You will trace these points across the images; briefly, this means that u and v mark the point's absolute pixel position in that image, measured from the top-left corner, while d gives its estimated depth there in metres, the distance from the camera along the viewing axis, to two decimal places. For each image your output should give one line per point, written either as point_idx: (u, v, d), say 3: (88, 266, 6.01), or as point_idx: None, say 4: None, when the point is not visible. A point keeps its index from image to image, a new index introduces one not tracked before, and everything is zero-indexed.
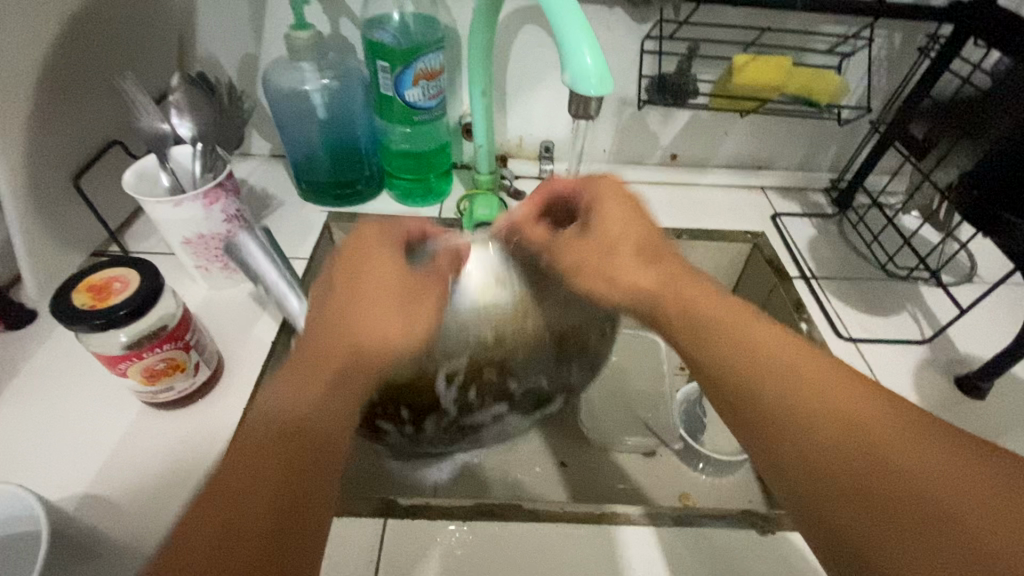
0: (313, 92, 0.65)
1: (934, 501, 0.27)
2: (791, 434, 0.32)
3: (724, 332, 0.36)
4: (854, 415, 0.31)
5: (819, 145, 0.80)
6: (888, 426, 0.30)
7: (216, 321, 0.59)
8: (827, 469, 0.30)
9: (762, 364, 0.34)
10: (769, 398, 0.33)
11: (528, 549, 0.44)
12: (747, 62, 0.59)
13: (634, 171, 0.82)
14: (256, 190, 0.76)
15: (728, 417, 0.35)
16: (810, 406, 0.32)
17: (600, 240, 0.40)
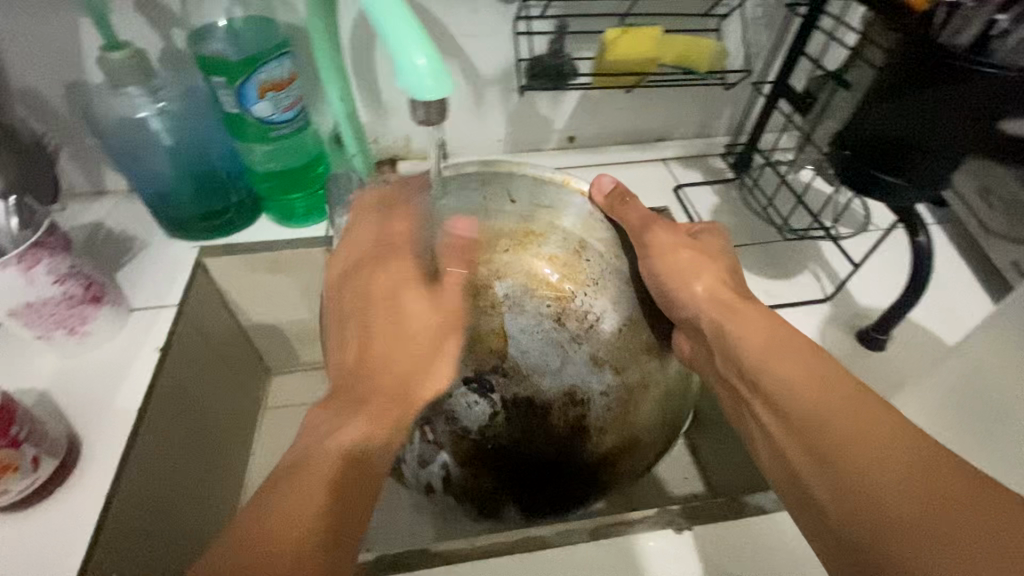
0: (151, 119, 0.57)
1: (876, 482, 0.32)
2: (837, 459, 0.35)
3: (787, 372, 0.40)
4: (850, 408, 0.36)
5: (712, 110, 0.79)
6: (911, 456, 0.32)
7: (71, 395, 0.52)
8: (861, 489, 0.33)
9: (815, 403, 0.37)
10: (820, 427, 0.36)
11: None
12: (618, 36, 0.56)
13: (534, 159, 0.78)
14: (114, 233, 0.67)
15: (758, 405, 0.41)
16: (808, 395, 0.38)
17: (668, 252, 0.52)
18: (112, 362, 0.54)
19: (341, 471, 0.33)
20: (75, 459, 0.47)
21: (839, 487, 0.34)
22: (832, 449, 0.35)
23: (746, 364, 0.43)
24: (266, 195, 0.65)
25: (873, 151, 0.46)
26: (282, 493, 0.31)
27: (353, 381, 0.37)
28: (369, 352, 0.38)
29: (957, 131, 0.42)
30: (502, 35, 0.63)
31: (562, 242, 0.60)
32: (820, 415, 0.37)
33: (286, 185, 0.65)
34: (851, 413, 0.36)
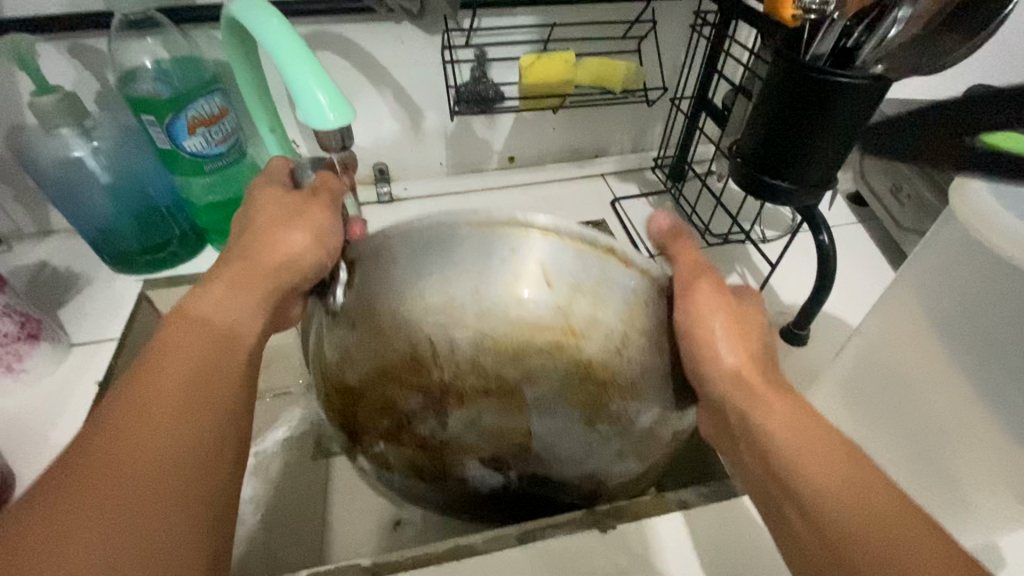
0: (87, 158, 0.59)
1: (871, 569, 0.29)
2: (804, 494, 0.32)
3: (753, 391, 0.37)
4: (847, 474, 0.32)
5: (644, 125, 0.82)
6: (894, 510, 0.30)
7: (8, 432, 0.52)
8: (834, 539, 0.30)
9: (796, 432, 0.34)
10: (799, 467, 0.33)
11: None
12: (531, 62, 0.59)
13: (475, 179, 0.81)
14: (59, 271, 0.68)
15: (755, 465, 0.36)
16: (814, 463, 0.33)
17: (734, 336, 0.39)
18: (51, 398, 0.55)
19: (164, 431, 0.31)
20: (8, 495, 0.47)
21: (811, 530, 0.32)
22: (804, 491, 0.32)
23: (748, 417, 0.37)
24: (208, 226, 0.67)
25: (765, 159, 0.48)
26: (96, 453, 0.29)
27: (183, 345, 0.35)
28: (192, 342, 0.35)
29: (834, 135, 0.45)
30: (429, 64, 0.66)
31: (604, 346, 0.44)
32: (816, 482, 0.32)
33: (227, 215, 0.67)
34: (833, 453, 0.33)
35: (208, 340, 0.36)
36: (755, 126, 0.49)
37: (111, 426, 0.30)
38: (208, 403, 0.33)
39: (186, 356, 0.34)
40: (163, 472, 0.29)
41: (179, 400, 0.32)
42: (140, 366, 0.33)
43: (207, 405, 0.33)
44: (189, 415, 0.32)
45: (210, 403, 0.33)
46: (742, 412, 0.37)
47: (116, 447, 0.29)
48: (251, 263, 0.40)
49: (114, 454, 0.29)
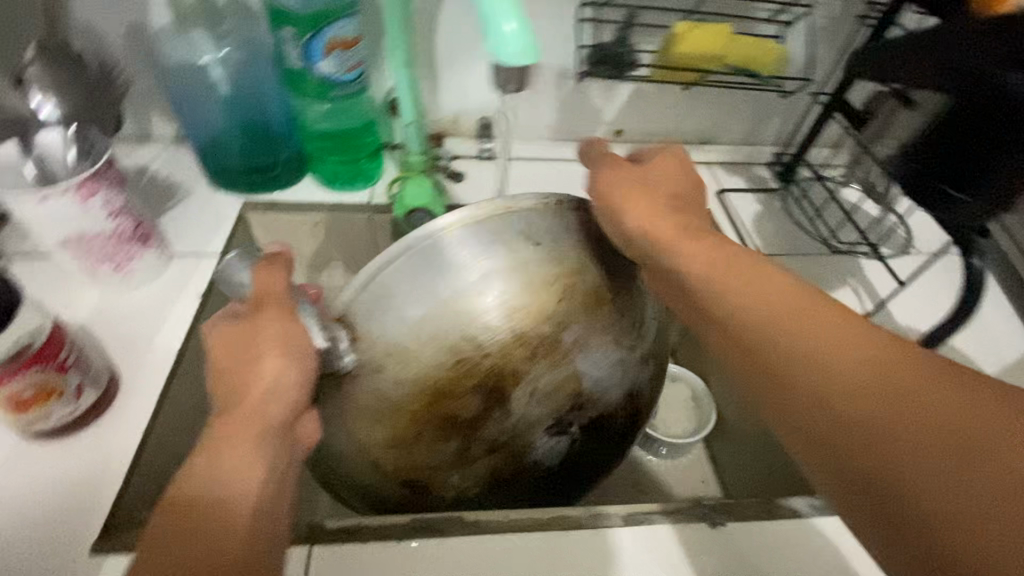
0: (212, 66, 0.57)
1: (969, 501, 0.26)
2: (856, 414, 0.30)
3: (798, 318, 0.34)
4: (873, 391, 0.30)
5: (762, 117, 0.78)
6: (978, 421, 0.28)
7: (110, 330, 0.52)
8: (884, 452, 0.29)
9: (814, 349, 0.33)
10: (802, 366, 0.33)
11: (471, 563, 0.41)
12: (688, 28, 0.57)
13: (579, 149, 0.78)
14: (159, 178, 0.67)
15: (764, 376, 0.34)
16: (857, 375, 0.31)
17: (797, 308, 0.35)
18: (153, 304, 0.54)
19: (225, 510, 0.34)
20: (114, 393, 0.47)
21: (885, 474, 0.29)
22: (845, 403, 0.30)
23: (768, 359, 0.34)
24: (315, 155, 0.66)
25: (948, 165, 0.47)
26: (164, 551, 0.32)
27: (228, 435, 0.37)
28: (217, 430, 0.38)
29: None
30: (565, 20, 0.63)
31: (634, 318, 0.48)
32: (865, 392, 0.30)
33: (337, 146, 0.65)
34: (865, 367, 0.31)
35: (224, 432, 0.37)
36: (939, 132, 0.47)
37: (171, 526, 0.33)
38: (248, 480, 0.36)
39: (228, 462, 0.36)
40: (228, 539, 0.33)
41: (220, 498, 0.35)
42: (182, 488, 0.35)
43: (243, 481, 0.36)
44: (226, 504, 0.35)
45: (248, 480, 0.36)
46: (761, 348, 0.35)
47: (181, 537, 0.33)
48: (284, 325, 0.41)
49: (184, 547, 0.32)
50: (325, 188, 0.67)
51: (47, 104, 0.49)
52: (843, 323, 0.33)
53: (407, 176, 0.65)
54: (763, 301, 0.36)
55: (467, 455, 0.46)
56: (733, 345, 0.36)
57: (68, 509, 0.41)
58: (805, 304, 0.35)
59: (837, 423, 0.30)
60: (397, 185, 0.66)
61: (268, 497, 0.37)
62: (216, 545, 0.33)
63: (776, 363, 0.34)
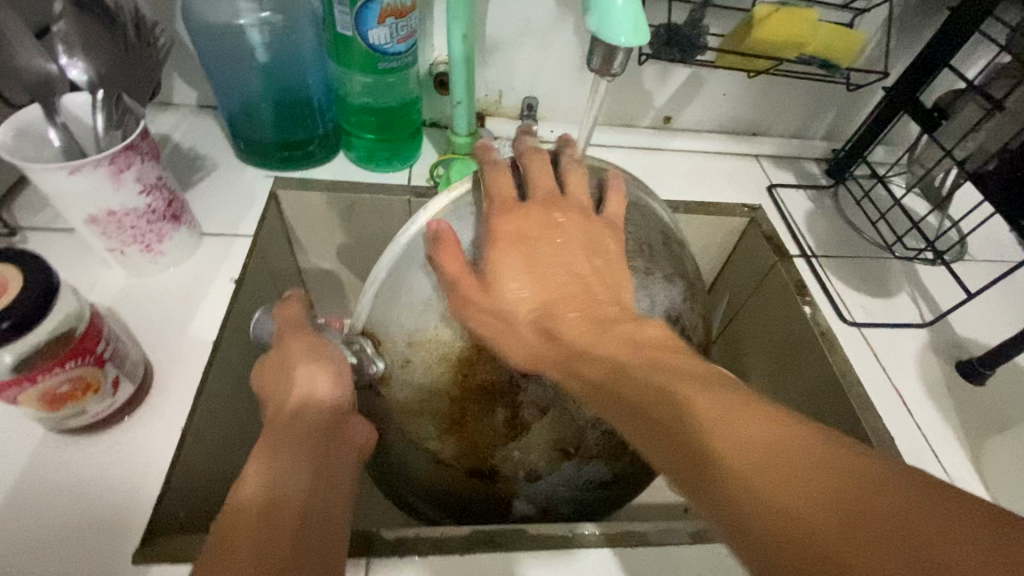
0: (251, 29, 0.52)
1: (882, 501, 0.18)
2: (774, 446, 0.21)
3: (650, 360, 0.27)
4: (818, 483, 0.19)
5: (818, 110, 0.75)
6: (801, 437, 0.21)
7: (140, 315, 0.48)
8: (788, 516, 0.19)
9: (730, 409, 0.22)
10: (706, 423, 0.22)
11: None
12: (768, 14, 0.52)
13: (625, 135, 0.74)
14: (183, 149, 0.62)
15: (721, 527, 0.21)
16: (773, 460, 0.20)
17: (679, 374, 0.25)
18: (184, 288, 0.51)
19: (271, 525, 0.29)
20: (148, 386, 0.43)
21: (767, 509, 0.19)
22: (738, 468, 0.21)
23: (728, 466, 0.21)
24: (353, 131, 0.61)
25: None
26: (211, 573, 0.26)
27: (279, 446, 0.34)
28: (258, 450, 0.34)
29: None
30: None
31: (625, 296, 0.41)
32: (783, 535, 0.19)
33: (377, 122, 0.60)
34: (724, 407, 0.22)
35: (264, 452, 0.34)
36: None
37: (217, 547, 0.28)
38: (294, 496, 0.31)
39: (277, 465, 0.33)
40: (286, 552, 0.28)
41: (264, 508, 0.30)
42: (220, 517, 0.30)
43: (293, 497, 0.31)
44: (274, 513, 0.30)
45: (295, 495, 0.31)
46: (687, 438, 0.22)
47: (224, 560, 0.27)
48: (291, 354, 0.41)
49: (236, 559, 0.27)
50: (362, 167, 0.63)
51: (76, 66, 0.44)
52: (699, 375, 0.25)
53: (451, 159, 0.61)
54: (713, 407, 0.23)
55: (519, 424, 0.40)
56: (658, 442, 0.23)
57: (106, 512, 0.38)
58: (790, 423, 0.21)
59: (698, 455, 0.22)
60: (440, 168, 0.62)
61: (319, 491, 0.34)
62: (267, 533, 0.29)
63: (707, 461, 0.21)
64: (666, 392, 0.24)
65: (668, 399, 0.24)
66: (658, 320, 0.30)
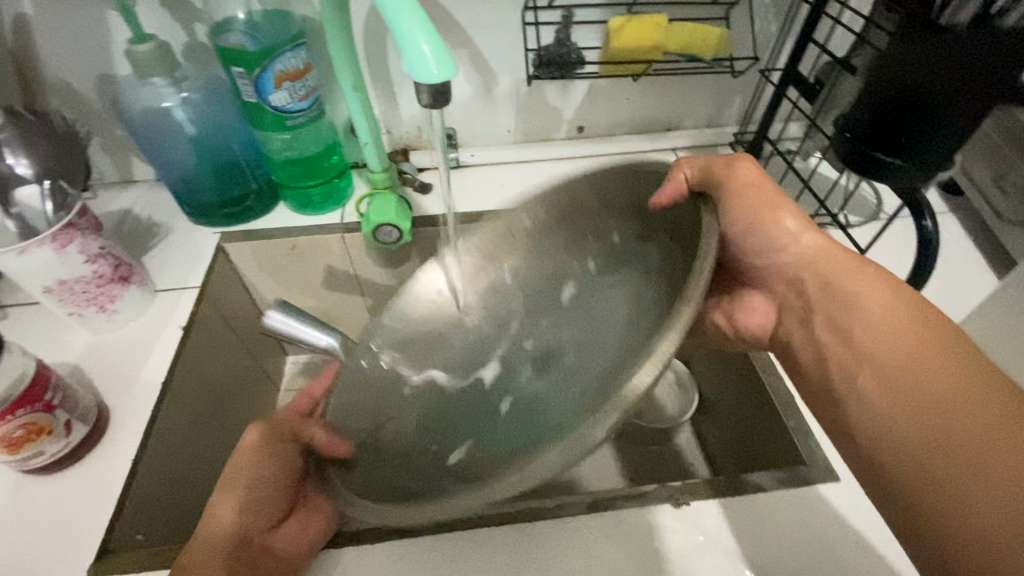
0: (175, 109, 0.60)
1: (958, 429, 0.30)
2: (925, 395, 0.32)
3: (851, 304, 0.39)
4: (974, 412, 0.30)
5: (723, 99, 0.78)
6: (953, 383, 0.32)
7: (101, 368, 0.55)
8: (933, 417, 0.31)
9: (916, 368, 0.34)
10: (932, 393, 0.32)
11: (441, 560, 0.43)
12: (622, 25, 0.58)
13: (543, 148, 0.78)
14: (142, 220, 0.70)
15: (832, 341, 0.39)
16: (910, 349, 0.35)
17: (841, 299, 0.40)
18: (139, 339, 0.57)
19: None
20: (104, 428, 0.50)
21: (924, 409, 0.32)
22: (913, 380, 0.33)
23: (888, 365, 0.35)
24: (283, 182, 0.68)
25: (869, 136, 0.48)
26: None
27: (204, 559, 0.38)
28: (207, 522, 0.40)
29: (971, 96, 0.43)
30: (510, 25, 0.64)
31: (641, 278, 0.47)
32: (932, 447, 0.31)
33: (302, 172, 0.67)
34: (946, 375, 0.32)
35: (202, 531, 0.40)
36: (864, 104, 0.48)
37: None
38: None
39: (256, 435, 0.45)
40: None
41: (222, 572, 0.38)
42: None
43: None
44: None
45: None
46: (856, 326, 0.38)
47: None
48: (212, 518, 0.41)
49: None
50: (297, 213, 0.70)
51: (21, 163, 0.52)
52: (945, 337, 0.34)
53: (372, 194, 0.67)
54: (866, 330, 0.37)
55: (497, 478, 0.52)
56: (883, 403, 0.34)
57: (65, 539, 0.44)
58: (898, 314, 0.37)
59: (892, 382, 0.34)
60: (364, 203, 0.68)
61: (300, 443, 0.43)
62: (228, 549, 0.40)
63: (912, 394, 0.33)
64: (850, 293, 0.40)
65: (851, 307, 0.39)
66: (833, 261, 0.42)
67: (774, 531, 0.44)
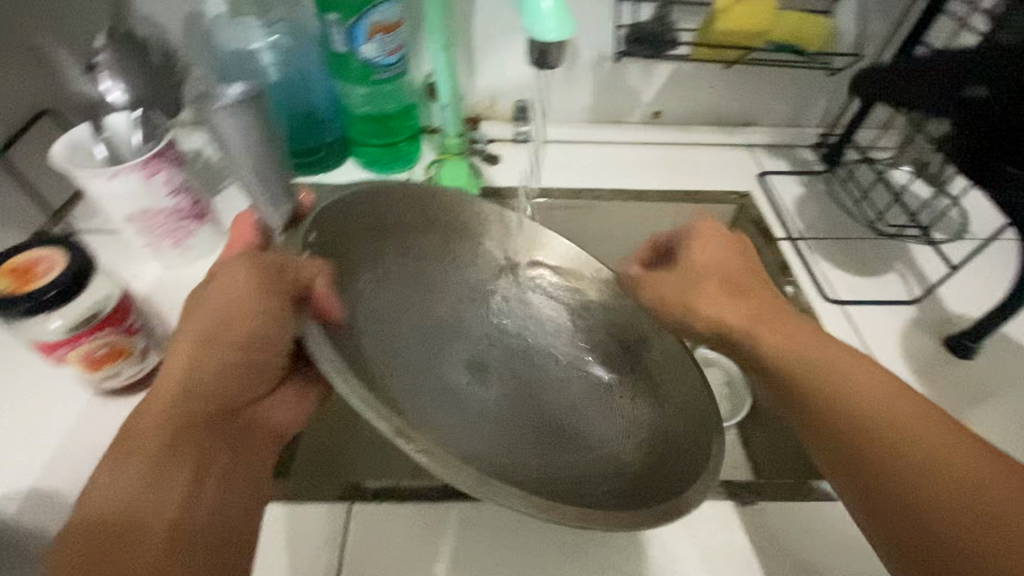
0: (262, 52, 0.61)
1: (930, 526, 0.32)
2: (937, 501, 0.33)
3: (826, 379, 0.37)
4: (971, 526, 0.31)
5: (811, 98, 0.75)
6: (972, 467, 0.33)
7: (171, 301, 0.56)
8: (923, 504, 0.33)
9: (945, 468, 0.33)
10: (904, 485, 0.34)
11: (500, 529, 0.44)
12: (728, 6, 0.56)
13: (616, 130, 0.76)
14: (213, 161, 0.70)
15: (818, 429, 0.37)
16: (926, 480, 0.33)
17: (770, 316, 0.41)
18: None
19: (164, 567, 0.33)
20: None
21: (908, 497, 0.33)
22: (933, 491, 0.33)
23: (884, 469, 0.35)
24: (357, 138, 0.68)
25: None
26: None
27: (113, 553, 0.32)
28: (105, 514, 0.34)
29: None
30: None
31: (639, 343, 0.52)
32: (904, 499, 0.34)
33: (377, 129, 0.67)
34: (937, 470, 0.33)
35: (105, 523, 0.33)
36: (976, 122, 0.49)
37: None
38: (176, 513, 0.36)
39: (224, 277, 0.40)
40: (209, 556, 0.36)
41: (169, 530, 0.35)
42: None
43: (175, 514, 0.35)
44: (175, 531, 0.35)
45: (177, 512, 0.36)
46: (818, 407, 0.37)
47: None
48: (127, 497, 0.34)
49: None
50: (367, 171, 0.69)
51: (117, 89, 0.52)
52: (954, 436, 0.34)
53: (444, 159, 0.66)
54: (841, 397, 0.37)
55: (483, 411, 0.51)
56: (891, 487, 0.34)
57: None
58: (899, 416, 0.36)
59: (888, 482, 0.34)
60: (434, 168, 0.67)
61: (271, 332, 0.41)
62: (167, 561, 0.34)
63: (884, 475, 0.34)
64: (838, 394, 0.37)
65: (893, 452, 0.35)
66: (835, 363, 0.38)
67: (836, 539, 0.44)
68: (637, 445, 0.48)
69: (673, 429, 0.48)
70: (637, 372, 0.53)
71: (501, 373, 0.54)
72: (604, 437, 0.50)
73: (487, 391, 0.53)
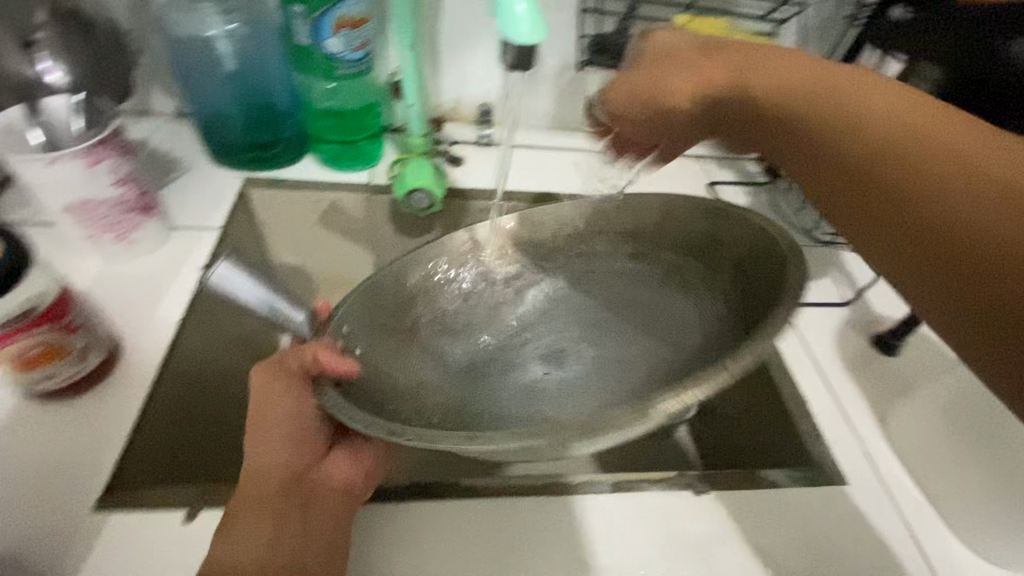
0: (219, 39, 0.59)
1: (981, 228, 0.25)
2: (922, 192, 0.27)
3: (840, 117, 0.31)
4: (988, 209, 0.25)
5: None
6: (995, 158, 0.26)
7: (112, 298, 0.52)
8: (954, 234, 0.26)
9: (957, 152, 0.27)
10: (937, 207, 0.27)
11: (467, 530, 0.44)
12: (683, 23, 0.59)
13: (575, 137, 0.78)
14: (159, 152, 0.67)
15: (833, 195, 0.32)
16: (999, 154, 0.26)
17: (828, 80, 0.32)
18: (154, 273, 0.55)
19: None
20: (117, 360, 0.48)
21: (927, 228, 0.27)
22: (920, 180, 0.27)
23: (938, 235, 0.27)
24: (319, 134, 0.66)
25: None
26: None
27: None
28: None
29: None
30: (567, 8, 0.65)
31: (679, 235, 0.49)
32: (1004, 259, 0.24)
33: (340, 126, 0.65)
34: (931, 151, 0.28)
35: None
36: None
37: None
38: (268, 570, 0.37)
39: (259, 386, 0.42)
40: None
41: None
42: None
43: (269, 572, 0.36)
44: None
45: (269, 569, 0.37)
46: (848, 152, 0.30)
47: None
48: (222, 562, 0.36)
49: None
50: (326, 168, 0.67)
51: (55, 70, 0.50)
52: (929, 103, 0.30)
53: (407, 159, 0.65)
54: (888, 150, 0.29)
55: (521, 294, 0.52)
56: (893, 224, 0.29)
57: (71, 471, 0.42)
58: (911, 118, 0.29)
59: (922, 219, 0.27)
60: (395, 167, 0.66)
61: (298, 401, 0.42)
62: None
63: (906, 215, 0.28)
64: (789, 129, 0.34)
65: (846, 118, 0.31)
66: (833, 77, 0.32)
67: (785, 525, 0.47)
68: (726, 324, 0.44)
69: (749, 291, 0.43)
70: (681, 248, 0.49)
71: (613, 312, 0.52)
72: (685, 339, 0.46)
73: (583, 358, 0.51)
